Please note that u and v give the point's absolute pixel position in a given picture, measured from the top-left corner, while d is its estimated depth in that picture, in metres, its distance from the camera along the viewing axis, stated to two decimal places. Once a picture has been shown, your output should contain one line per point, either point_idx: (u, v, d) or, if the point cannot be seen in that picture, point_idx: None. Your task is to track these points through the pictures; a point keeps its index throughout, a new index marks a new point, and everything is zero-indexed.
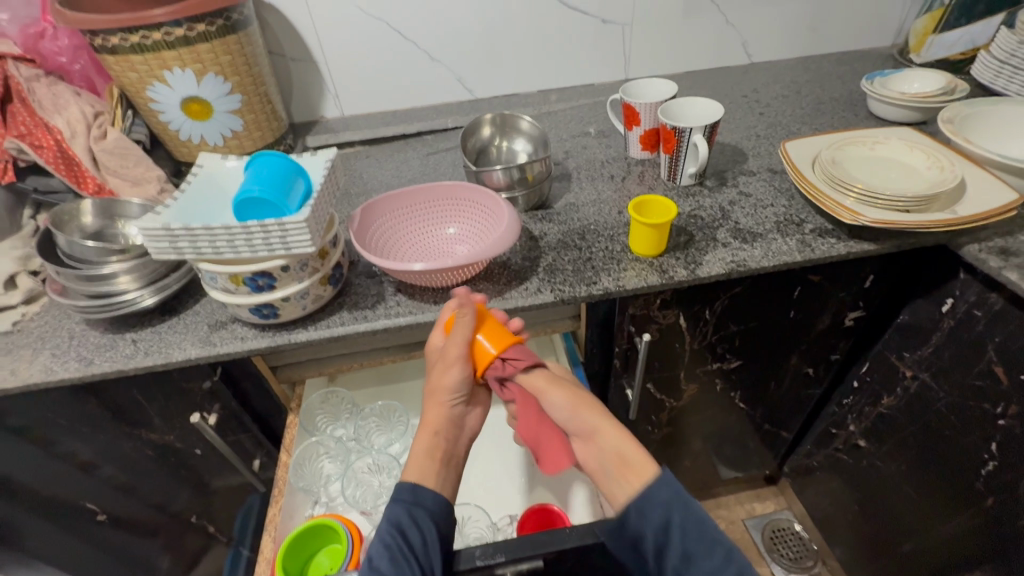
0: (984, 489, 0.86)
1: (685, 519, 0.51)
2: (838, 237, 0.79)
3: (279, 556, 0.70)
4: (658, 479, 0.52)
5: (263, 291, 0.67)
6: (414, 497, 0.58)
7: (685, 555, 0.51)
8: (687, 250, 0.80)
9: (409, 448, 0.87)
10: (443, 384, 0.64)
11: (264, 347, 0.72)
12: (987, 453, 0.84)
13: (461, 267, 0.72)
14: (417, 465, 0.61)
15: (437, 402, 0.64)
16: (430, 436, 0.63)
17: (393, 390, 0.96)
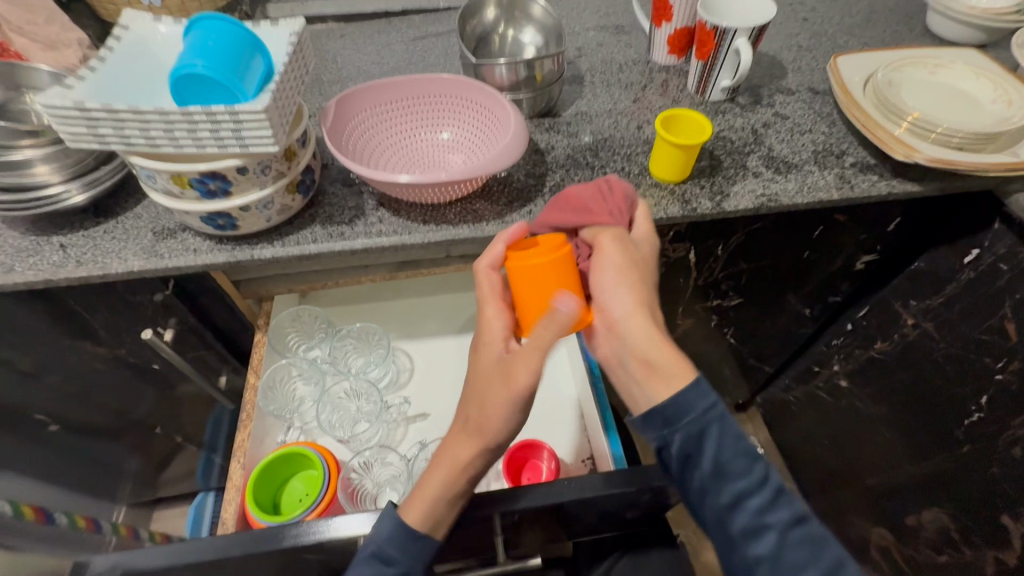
0: (964, 438, 0.87)
1: (724, 429, 0.47)
2: (880, 174, 0.71)
3: (250, 484, 0.65)
4: (696, 388, 0.47)
5: (216, 197, 0.55)
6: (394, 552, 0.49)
7: (718, 469, 0.47)
8: (712, 178, 0.70)
9: (389, 374, 0.81)
10: (493, 351, 0.52)
11: (222, 263, 0.62)
12: (974, 405, 0.84)
13: (459, 182, 0.61)
14: (428, 515, 0.49)
15: (479, 372, 0.52)
16: (448, 472, 0.49)
17: (373, 311, 0.88)
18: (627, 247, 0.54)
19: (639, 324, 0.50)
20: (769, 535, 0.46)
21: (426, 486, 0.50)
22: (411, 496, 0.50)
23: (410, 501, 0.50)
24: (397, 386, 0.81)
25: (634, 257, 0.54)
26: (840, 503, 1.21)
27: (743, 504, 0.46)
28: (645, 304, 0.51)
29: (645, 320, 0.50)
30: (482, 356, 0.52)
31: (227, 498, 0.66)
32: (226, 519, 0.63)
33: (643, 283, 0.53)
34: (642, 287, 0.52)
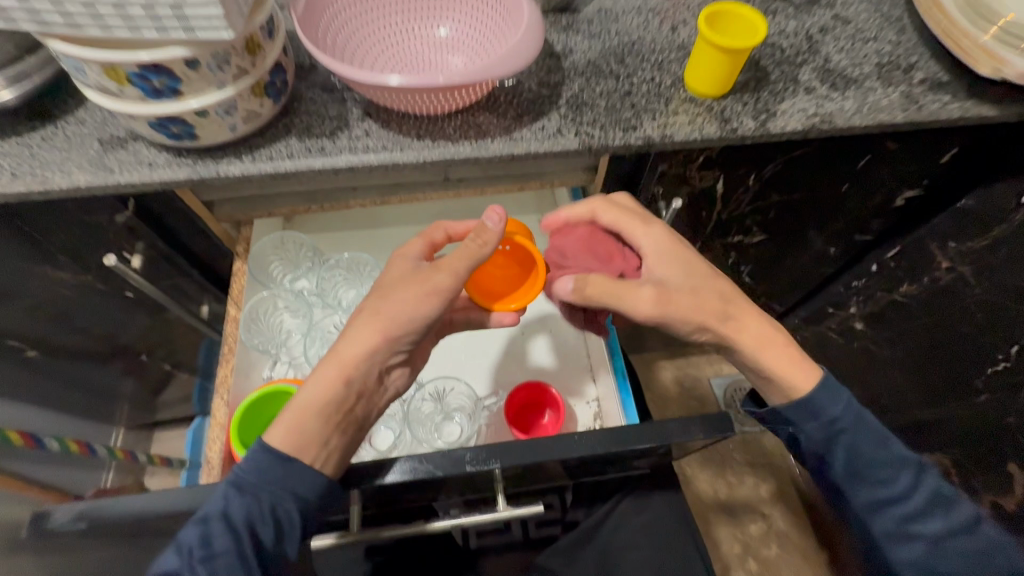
0: (982, 388, 0.82)
1: (855, 436, 0.53)
2: (954, 93, 0.60)
3: (234, 425, 0.61)
4: (828, 396, 0.53)
5: (164, 98, 0.45)
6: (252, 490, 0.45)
7: (851, 471, 0.54)
8: (757, 93, 0.60)
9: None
10: (398, 269, 0.53)
11: (183, 180, 0.53)
12: (1002, 354, 0.78)
13: (460, 88, 0.50)
14: (307, 429, 0.47)
15: (380, 284, 0.52)
16: (336, 374, 0.49)
17: (365, 240, 0.80)
18: (681, 293, 0.54)
19: (745, 341, 0.56)
20: (920, 541, 0.54)
21: (303, 398, 0.49)
22: (284, 416, 0.48)
23: (284, 416, 0.48)
24: None
25: (683, 291, 0.55)
26: None
27: (888, 508, 0.55)
28: (723, 325, 0.55)
29: (750, 329, 0.56)
30: (388, 272, 0.53)
31: (211, 436, 0.62)
32: (212, 459, 0.60)
33: (720, 292, 0.56)
34: (721, 289, 0.57)
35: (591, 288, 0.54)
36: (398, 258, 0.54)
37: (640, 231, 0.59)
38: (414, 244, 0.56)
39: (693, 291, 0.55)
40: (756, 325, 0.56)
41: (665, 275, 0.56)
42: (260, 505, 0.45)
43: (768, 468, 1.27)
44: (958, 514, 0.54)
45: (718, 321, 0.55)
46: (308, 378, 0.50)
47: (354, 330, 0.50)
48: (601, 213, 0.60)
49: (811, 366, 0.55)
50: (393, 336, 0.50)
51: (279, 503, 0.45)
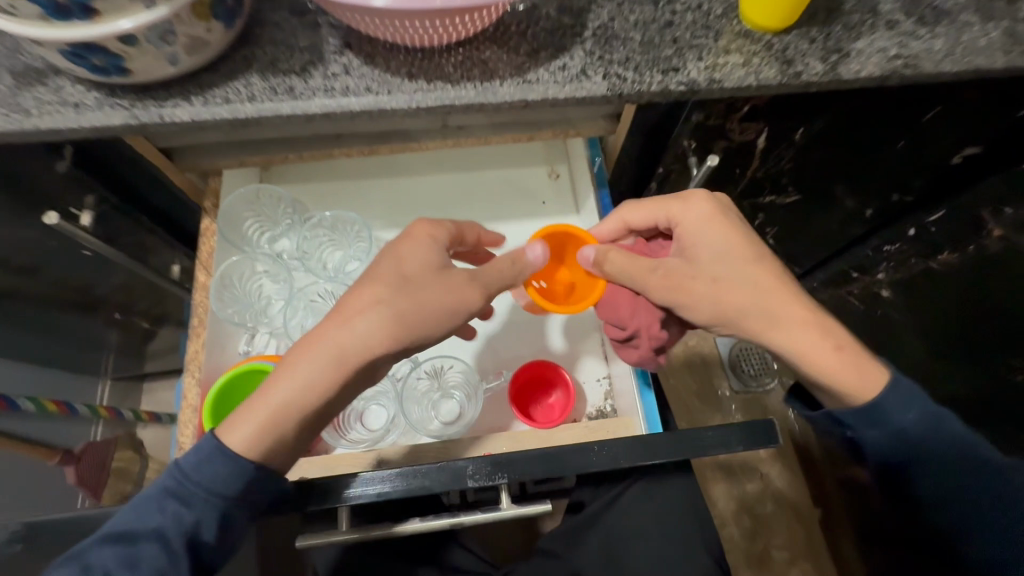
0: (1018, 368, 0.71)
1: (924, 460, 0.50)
2: None
3: (207, 410, 0.55)
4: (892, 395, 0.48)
5: (76, 18, 0.35)
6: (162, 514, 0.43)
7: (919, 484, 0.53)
8: (827, 28, 0.48)
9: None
10: (411, 265, 0.49)
11: (120, 127, 0.43)
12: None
13: (462, 13, 0.39)
14: (280, 430, 0.45)
15: (386, 275, 0.48)
16: (328, 370, 0.45)
17: (353, 193, 0.75)
18: (700, 279, 0.52)
19: (801, 325, 0.51)
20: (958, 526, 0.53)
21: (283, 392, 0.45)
22: (254, 408, 0.45)
23: (253, 408, 0.45)
24: None
25: (709, 279, 0.51)
26: None
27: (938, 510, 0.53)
28: (766, 307, 0.51)
29: (790, 317, 0.50)
30: (386, 262, 0.49)
31: (183, 419, 0.56)
32: (184, 445, 0.54)
33: (768, 282, 0.51)
34: (767, 277, 0.52)
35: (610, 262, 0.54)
36: (411, 246, 0.49)
37: (678, 210, 0.56)
38: (432, 235, 0.51)
39: (717, 279, 0.51)
40: (813, 322, 0.50)
41: (719, 246, 0.53)
42: (169, 529, 0.43)
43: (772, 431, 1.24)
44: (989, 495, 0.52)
45: (754, 316, 0.50)
46: (295, 374, 0.46)
47: (363, 323, 0.46)
48: (629, 213, 0.59)
49: (874, 370, 0.49)
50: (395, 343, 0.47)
51: (191, 530, 0.43)
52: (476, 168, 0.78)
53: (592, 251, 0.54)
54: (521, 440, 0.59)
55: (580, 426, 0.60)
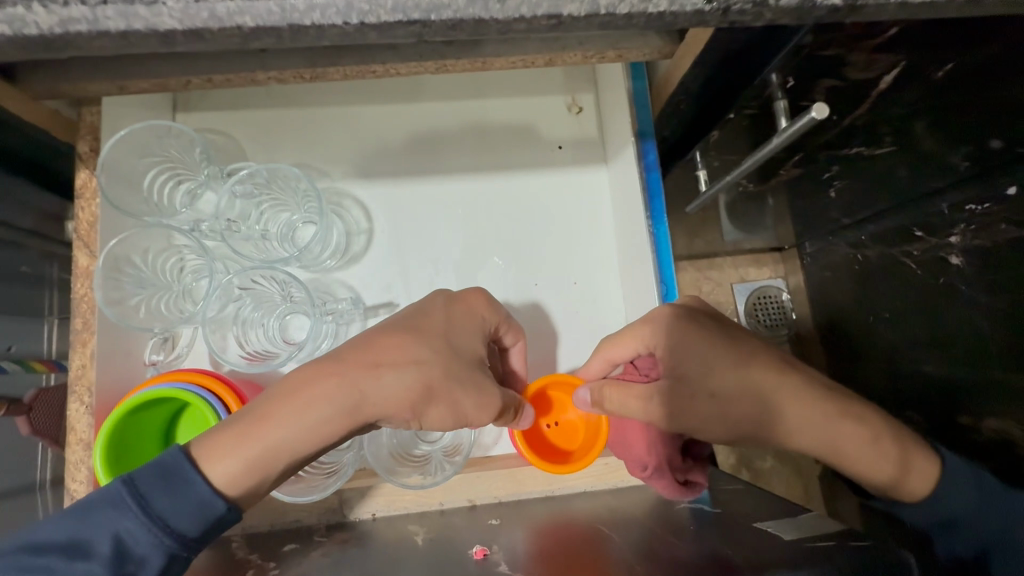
0: None
1: None
2: None
3: (97, 457, 0.41)
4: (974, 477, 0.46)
5: None
6: (102, 538, 0.33)
7: None
8: None
9: (335, 239, 0.55)
10: (455, 336, 0.42)
11: None
12: None
13: None
14: (264, 470, 0.36)
15: (429, 332, 0.41)
16: (343, 415, 0.37)
17: (310, 132, 0.56)
18: (702, 399, 0.44)
19: (823, 423, 0.44)
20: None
21: (284, 425, 0.36)
22: (244, 431, 0.36)
23: (244, 433, 0.36)
24: (348, 258, 0.55)
25: (712, 399, 0.43)
26: None
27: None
28: (770, 408, 0.44)
29: (815, 420, 0.44)
30: (432, 317, 0.43)
31: (73, 457, 0.44)
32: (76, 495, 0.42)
33: (777, 384, 0.44)
34: (767, 367, 0.45)
35: (611, 404, 0.44)
36: (451, 318, 0.43)
37: (647, 334, 0.46)
38: (484, 314, 0.45)
39: (719, 395, 0.44)
40: (843, 416, 0.44)
41: (711, 356, 0.44)
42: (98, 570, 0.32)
43: None
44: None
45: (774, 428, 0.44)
46: (295, 418, 0.36)
47: (391, 377, 0.38)
48: (609, 349, 0.47)
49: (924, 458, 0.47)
50: (423, 409, 0.39)
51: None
52: (471, 95, 0.59)
53: (587, 393, 0.45)
54: (522, 480, 0.50)
55: (595, 463, 0.51)
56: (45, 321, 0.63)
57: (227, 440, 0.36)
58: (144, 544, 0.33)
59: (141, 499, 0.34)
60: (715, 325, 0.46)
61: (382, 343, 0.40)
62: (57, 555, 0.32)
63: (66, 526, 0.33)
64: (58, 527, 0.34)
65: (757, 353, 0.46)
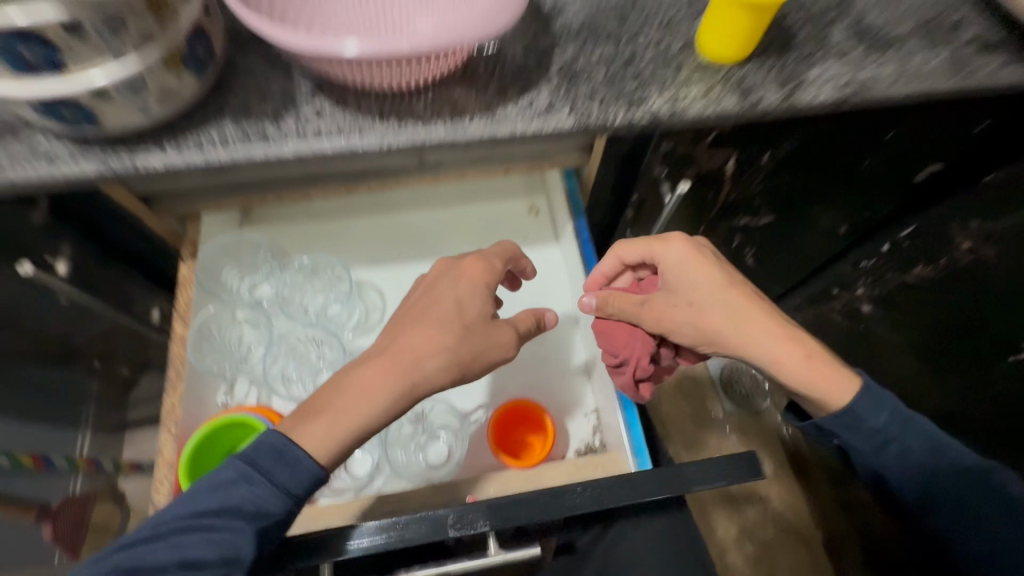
0: None
1: None
2: (1009, 57, 0.51)
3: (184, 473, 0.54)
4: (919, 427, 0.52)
5: (47, 72, 0.35)
6: (247, 503, 0.40)
7: None
8: (782, 58, 0.50)
9: (357, 314, 0.71)
10: (467, 309, 0.50)
11: (94, 177, 0.43)
12: None
13: (430, 56, 0.41)
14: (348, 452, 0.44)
15: (447, 317, 0.49)
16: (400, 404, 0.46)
17: (330, 234, 0.74)
18: (682, 307, 0.54)
19: (757, 336, 0.53)
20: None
21: (347, 412, 0.44)
22: (331, 421, 0.44)
23: (331, 420, 0.43)
24: (367, 329, 0.70)
25: (690, 309, 0.54)
26: None
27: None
28: (722, 325, 0.53)
29: (766, 331, 0.53)
30: (443, 301, 0.50)
31: (159, 475, 0.56)
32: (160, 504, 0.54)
33: (744, 300, 0.54)
34: (739, 297, 0.54)
35: (610, 305, 0.57)
36: (472, 290, 0.51)
37: (657, 249, 0.56)
38: (487, 281, 0.53)
39: (697, 302, 0.54)
40: (787, 336, 0.53)
41: (676, 276, 0.55)
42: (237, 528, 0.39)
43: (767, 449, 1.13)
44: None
45: (735, 333, 0.53)
46: (358, 400, 0.44)
47: (432, 365, 0.47)
48: (622, 251, 0.58)
49: (839, 377, 0.52)
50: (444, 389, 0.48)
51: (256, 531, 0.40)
52: (454, 201, 0.78)
53: (593, 299, 0.57)
54: (509, 482, 0.59)
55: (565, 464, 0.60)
56: (75, 431, 0.77)
57: (316, 433, 0.43)
58: (268, 504, 0.40)
59: (260, 471, 0.41)
60: (716, 259, 0.56)
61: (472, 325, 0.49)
62: (215, 518, 0.40)
63: (214, 495, 0.40)
64: (206, 497, 0.40)
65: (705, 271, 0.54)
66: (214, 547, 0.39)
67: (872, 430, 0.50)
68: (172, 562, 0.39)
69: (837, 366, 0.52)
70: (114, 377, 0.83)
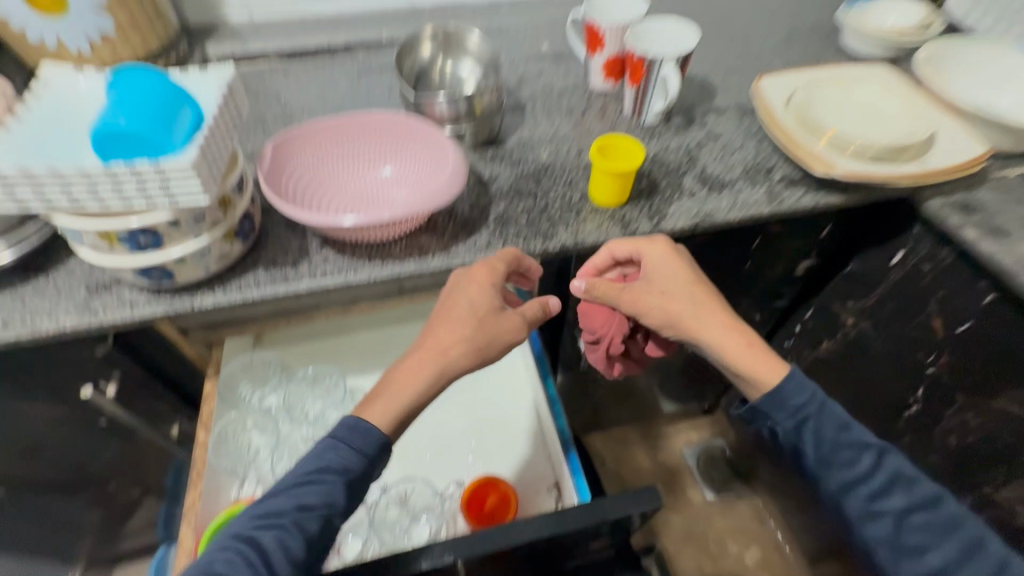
0: (918, 398, 0.87)
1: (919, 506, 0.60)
2: (807, 187, 0.74)
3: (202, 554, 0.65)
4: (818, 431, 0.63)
5: (148, 250, 0.54)
6: (338, 462, 0.54)
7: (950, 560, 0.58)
8: (650, 199, 0.73)
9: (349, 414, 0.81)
10: (477, 310, 0.60)
11: (162, 315, 0.60)
12: (931, 361, 0.83)
13: (404, 220, 0.62)
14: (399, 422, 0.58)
15: (463, 315, 0.60)
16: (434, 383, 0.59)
17: (327, 350, 0.87)
18: (655, 294, 0.66)
19: (710, 327, 0.65)
20: (886, 517, 0.60)
21: (396, 395, 0.57)
22: (386, 403, 0.57)
23: (389, 401, 0.57)
24: None
25: (662, 298, 0.66)
26: (805, 496, 1.24)
27: (856, 489, 0.61)
28: (684, 314, 0.65)
29: (718, 322, 0.65)
30: (457, 306, 0.61)
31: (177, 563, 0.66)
32: None
33: (704, 296, 0.66)
34: (701, 293, 0.66)
35: (597, 289, 0.66)
36: (482, 290, 0.60)
37: (645, 247, 0.66)
38: (493, 281, 0.61)
39: (667, 292, 0.66)
40: (735, 326, 0.66)
41: (657, 269, 0.66)
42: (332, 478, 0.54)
43: (749, 536, 1.36)
44: (921, 490, 0.61)
45: (693, 317, 0.65)
46: (408, 379, 0.58)
47: (456, 354, 0.59)
48: (614, 245, 0.67)
49: (773, 364, 0.64)
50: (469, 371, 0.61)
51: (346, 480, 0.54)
52: None
53: (582, 283, 0.66)
54: None
55: None
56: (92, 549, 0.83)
57: (375, 410, 0.57)
58: (351, 462, 0.55)
59: (343, 440, 0.55)
60: (688, 259, 0.68)
61: (490, 315, 0.61)
62: (314, 474, 0.54)
63: (312, 460, 0.55)
64: (308, 462, 0.55)
65: (681, 265, 0.66)
66: (317, 495, 0.53)
67: (791, 408, 0.62)
68: (289, 508, 0.52)
69: (773, 356, 0.65)
70: (123, 497, 0.92)
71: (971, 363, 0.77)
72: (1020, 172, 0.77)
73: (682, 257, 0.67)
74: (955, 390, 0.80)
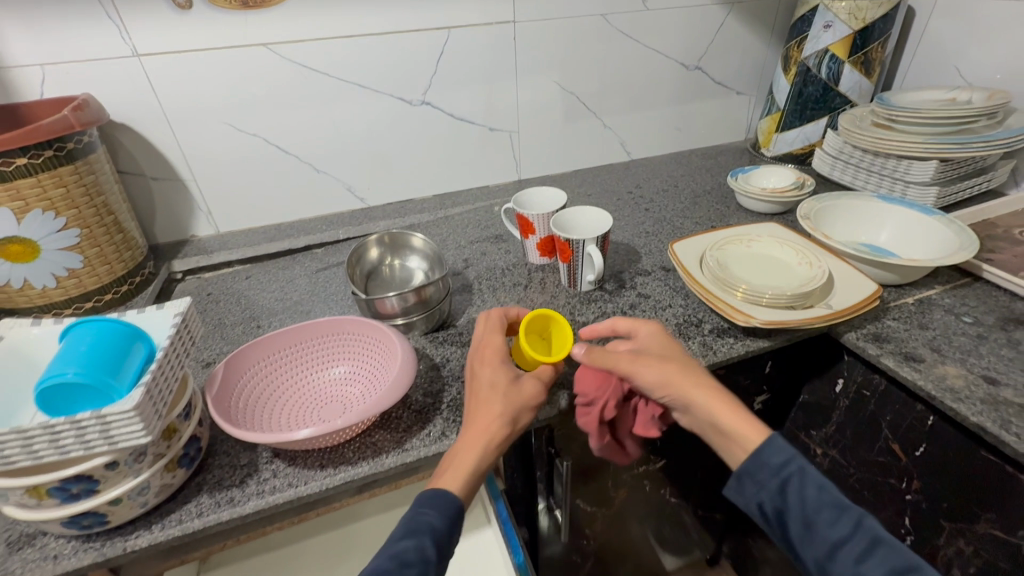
0: (908, 527, 0.84)
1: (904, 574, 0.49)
2: (735, 335, 0.81)
3: None
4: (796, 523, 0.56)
5: (80, 498, 0.52)
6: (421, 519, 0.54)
7: None
8: None
9: None
10: (498, 378, 0.63)
11: (88, 565, 0.54)
12: (906, 489, 0.82)
13: (357, 424, 0.61)
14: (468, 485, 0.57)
15: (489, 386, 0.62)
16: (483, 448, 0.58)
17: (280, 566, 0.80)
18: (647, 359, 0.65)
19: (695, 395, 0.62)
20: None
21: (461, 460, 0.57)
22: (452, 470, 0.57)
23: (451, 468, 0.57)
24: None
25: (655, 360, 0.65)
26: None
27: (841, 554, 0.52)
28: (679, 377, 0.63)
29: (706, 389, 0.62)
30: (480, 380, 0.64)
31: None
32: None
33: (688, 364, 0.65)
34: (691, 366, 0.65)
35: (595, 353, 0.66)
36: (496, 367, 0.64)
37: (639, 327, 0.71)
38: (500, 357, 0.66)
39: (662, 357, 0.66)
40: (727, 397, 0.61)
41: (649, 343, 0.69)
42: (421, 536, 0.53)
43: None
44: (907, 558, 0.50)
45: (683, 374, 0.63)
46: (458, 451, 0.58)
47: (496, 423, 0.59)
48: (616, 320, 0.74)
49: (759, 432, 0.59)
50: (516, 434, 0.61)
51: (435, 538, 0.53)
52: (400, 504, 0.87)
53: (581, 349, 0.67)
54: None
55: None
56: None
57: (448, 476, 0.57)
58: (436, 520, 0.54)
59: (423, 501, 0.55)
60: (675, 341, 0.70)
61: (508, 383, 0.63)
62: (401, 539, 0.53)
63: (400, 527, 0.54)
64: (396, 532, 0.54)
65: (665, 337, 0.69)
66: (414, 551, 0.51)
67: (773, 467, 0.57)
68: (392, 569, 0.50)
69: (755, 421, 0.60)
70: None
71: (942, 488, 0.77)
72: (914, 299, 0.87)
73: (664, 333, 0.70)
74: (939, 516, 0.78)
